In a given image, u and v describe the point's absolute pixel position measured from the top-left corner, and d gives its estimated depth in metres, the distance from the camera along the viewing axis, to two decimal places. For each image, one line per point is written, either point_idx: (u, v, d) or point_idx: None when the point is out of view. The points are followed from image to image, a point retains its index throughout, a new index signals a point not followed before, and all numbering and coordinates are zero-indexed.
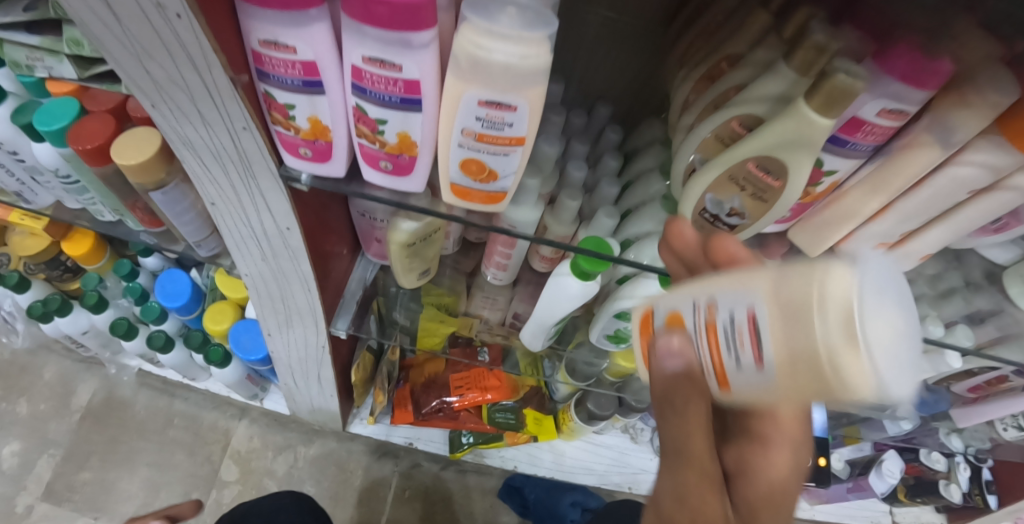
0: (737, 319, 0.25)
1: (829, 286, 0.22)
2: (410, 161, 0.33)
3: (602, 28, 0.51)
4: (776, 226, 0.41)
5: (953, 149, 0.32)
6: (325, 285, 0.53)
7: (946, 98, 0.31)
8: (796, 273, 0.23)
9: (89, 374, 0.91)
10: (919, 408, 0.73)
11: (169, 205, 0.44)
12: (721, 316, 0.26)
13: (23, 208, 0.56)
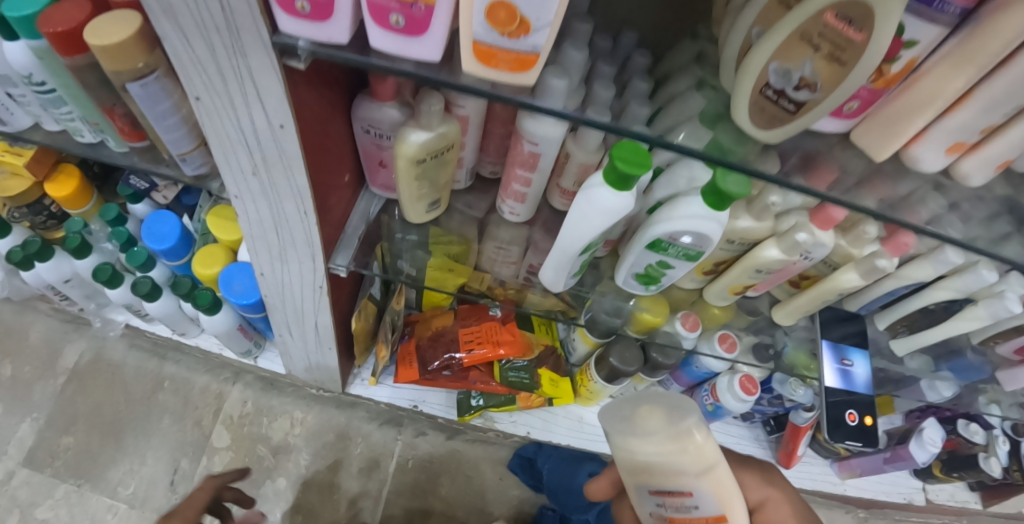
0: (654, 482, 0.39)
1: (613, 443, 0.42)
2: (425, 13, 0.28)
3: None
4: (838, 122, 0.36)
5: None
6: (324, 210, 0.48)
7: None
8: (623, 458, 0.41)
9: (77, 335, 0.86)
10: (959, 375, 0.69)
11: (148, 103, 0.39)
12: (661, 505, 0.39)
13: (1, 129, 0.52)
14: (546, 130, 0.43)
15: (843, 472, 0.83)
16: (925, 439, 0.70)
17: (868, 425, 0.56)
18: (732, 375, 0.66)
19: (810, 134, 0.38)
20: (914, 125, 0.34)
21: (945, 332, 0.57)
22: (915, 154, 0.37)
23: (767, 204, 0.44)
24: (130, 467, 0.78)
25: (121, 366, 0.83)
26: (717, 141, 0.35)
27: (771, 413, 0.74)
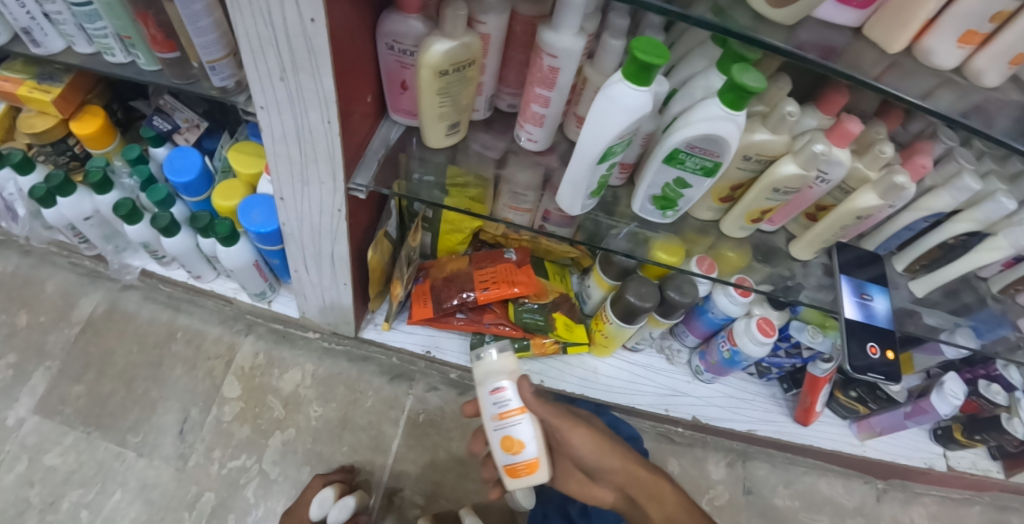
0: (493, 380, 0.54)
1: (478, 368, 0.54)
2: None
3: None
4: (852, 13, 0.38)
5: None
6: (347, 127, 0.49)
7: None
8: (482, 376, 0.54)
9: (93, 287, 0.87)
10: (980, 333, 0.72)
11: (184, 1, 0.41)
12: (502, 401, 0.53)
13: (32, 49, 0.54)
14: (565, 42, 0.44)
15: (862, 433, 0.81)
16: (946, 391, 0.70)
17: (891, 359, 0.54)
18: (749, 317, 0.66)
19: (823, 32, 0.39)
20: (924, 12, 0.36)
21: (967, 265, 0.58)
22: (928, 47, 0.40)
23: (783, 115, 0.45)
24: (141, 414, 0.79)
25: (136, 316, 0.84)
26: (736, 26, 0.36)
27: (786, 366, 0.74)
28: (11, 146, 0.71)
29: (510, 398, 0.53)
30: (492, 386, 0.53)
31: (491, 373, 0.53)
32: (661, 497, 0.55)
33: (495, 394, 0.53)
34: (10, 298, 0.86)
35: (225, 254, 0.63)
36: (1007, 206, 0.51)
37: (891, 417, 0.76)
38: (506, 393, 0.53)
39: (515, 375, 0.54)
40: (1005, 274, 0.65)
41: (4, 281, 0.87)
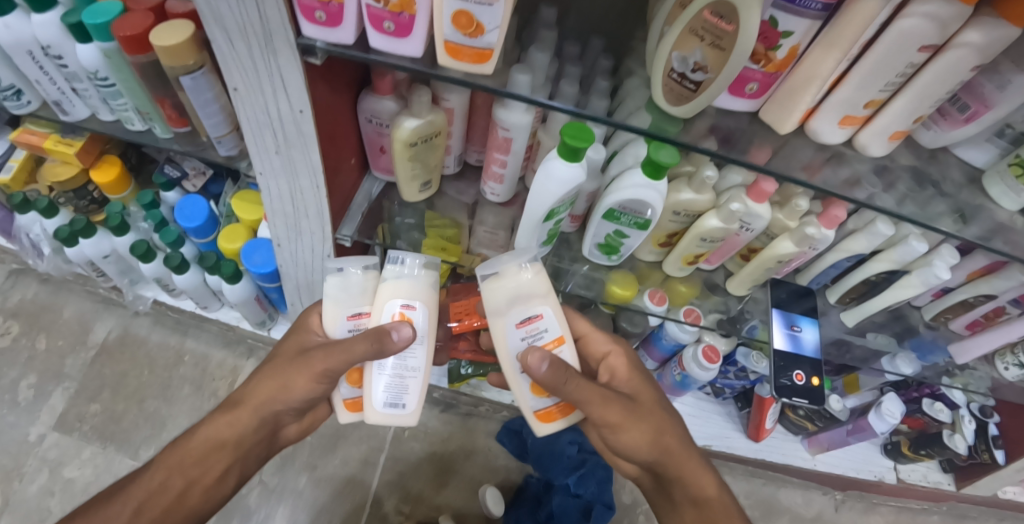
0: (524, 305, 0.50)
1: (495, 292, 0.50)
2: (410, 20, 0.38)
3: None
4: (747, 102, 0.45)
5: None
6: (333, 187, 0.58)
7: None
8: (507, 300, 0.50)
9: (107, 314, 0.95)
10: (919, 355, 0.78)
11: (195, 93, 0.50)
12: (538, 327, 0.50)
13: (61, 117, 0.63)
14: (516, 118, 0.52)
15: (813, 448, 0.88)
16: (883, 411, 0.75)
17: (815, 384, 0.61)
18: (697, 344, 0.73)
19: (725, 117, 0.47)
20: (805, 102, 0.43)
21: (889, 299, 0.64)
22: (815, 127, 0.46)
23: (703, 179, 0.52)
24: (152, 430, 0.87)
25: (147, 340, 0.93)
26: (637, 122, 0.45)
27: (738, 387, 0.81)
28: (35, 189, 0.80)
29: (545, 327, 0.51)
30: (520, 318, 0.50)
31: (523, 298, 0.50)
32: (700, 483, 0.59)
33: (526, 324, 0.50)
34: (31, 323, 0.94)
35: (230, 290, 0.72)
36: (916, 249, 0.58)
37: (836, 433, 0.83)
38: (539, 321, 0.50)
39: (546, 303, 0.51)
40: (937, 303, 0.72)
41: (26, 307, 0.95)
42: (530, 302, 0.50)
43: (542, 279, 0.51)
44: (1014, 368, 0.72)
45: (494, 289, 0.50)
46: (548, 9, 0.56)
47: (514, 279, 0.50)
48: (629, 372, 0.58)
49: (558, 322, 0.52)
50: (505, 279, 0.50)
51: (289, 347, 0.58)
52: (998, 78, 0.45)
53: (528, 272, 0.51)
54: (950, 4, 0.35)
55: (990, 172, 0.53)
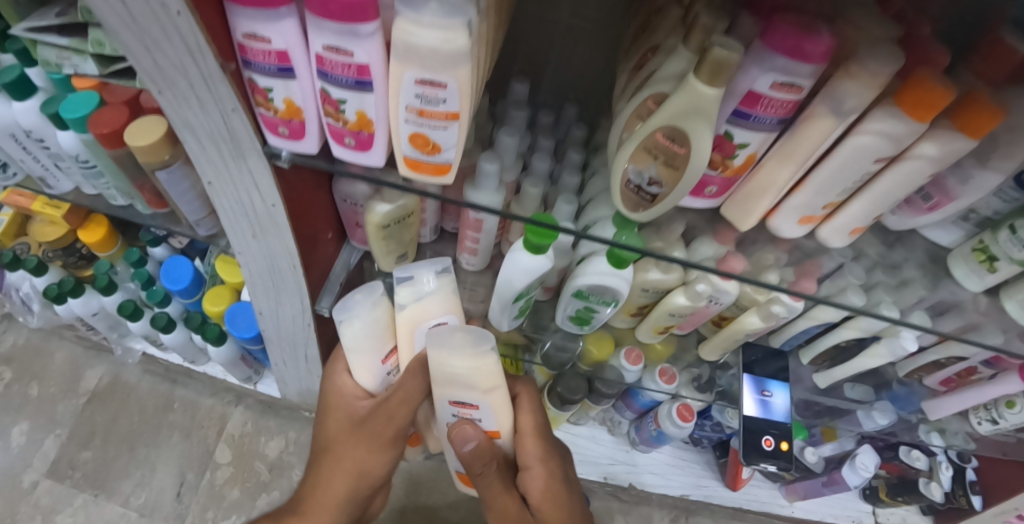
0: (460, 393, 0.50)
1: (433, 370, 0.50)
2: (369, 137, 0.39)
3: (567, 31, 0.58)
4: (708, 201, 0.45)
5: (847, 118, 0.35)
6: (310, 262, 0.59)
7: (837, 73, 0.35)
8: (445, 384, 0.50)
9: (97, 361, 1.08)
10: (895, 404, 0.80)
11: (171, 184, 0.51)
12: (473, 413, 0.53)
13: (46, 192, 0.65)
14: (488, 198, 0.51)
15: (790, 495, 0.91)
16: (857, 465, 0.80)
17: (784, 449, 0.63)
18: (672, 403, 0.76)
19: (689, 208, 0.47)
20: (763, 204, 0.43)
21: (857, 366, 0.66)
22: (776, 225, 0.46)
23: (671, 259, 0.52)
24: (142, 476, 0.98)
25: (137, 388, 1.05)
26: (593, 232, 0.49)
27: (715, 438, 0.84)
28: (22, 244, 0.81)
29: (480, 415, 0.53)
30: (458, 399, 0.51)
31: (453, 384, 0.50)
32: None
33: (459, 406, 0.52)
34: (23, 369, 1.07)
35: (215, 352, 0.77)
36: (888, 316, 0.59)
37: (812, 484, 0.89)
38: (475, 409, 0.52)
39: (484, 398, 0.51)
40: (910, 361, 0.73)
41: (17, 353, 1.08)
42: (468, 390, 0.50)
43: (484, 368, 0.48)
44: (986, 424, 0.78)
45: (435, 369, 0.49)
46: (519, 85, 0.56)
47: (451, 356, 0.48)
48: (551, 501, 0.54)
49: (492, 415, 0.52)
50: (438, 359, 0.48)
51: (336, 423, 0.60)
52: (960, 171, 0.46)
53: (461, 359, 0.48)
54: (903, 123, 0.36)
55: (955, 253, 0.55)
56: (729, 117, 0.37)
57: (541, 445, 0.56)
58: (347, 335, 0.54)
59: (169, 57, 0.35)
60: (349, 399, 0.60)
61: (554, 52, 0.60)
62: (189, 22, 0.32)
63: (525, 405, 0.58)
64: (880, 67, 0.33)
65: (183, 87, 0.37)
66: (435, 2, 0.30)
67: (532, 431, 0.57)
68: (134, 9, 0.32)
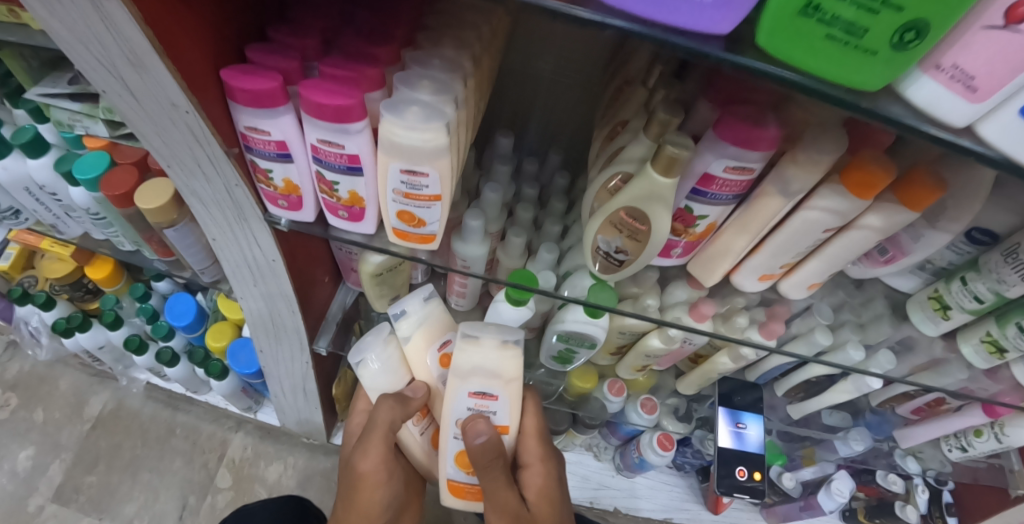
0: (485, 383, 0.51)
1: (460, 358, 0.50)
2: (361, 211, 0.42)
3: (551, 76, 0.56)
4: (675, 259, 0.47)
5: (795, 197, 0.38)
6: (308, 306, 0.63)
7: (785, 157, 0.37)
8: (469, 372, 0.51)
9: (101, 387, 1.16)
10: (870, 430, 0.84)
11: (179, 239, 0.56)
12: (489, 405, 0.52)
13: (57, 236, 0.74)
14: (472, 248, 0.52)
15: (771, 517, 0.96)
16: (833, 490, 0.84)
17: (757, 479, 0.68)
18: (653, 431, 0.81)
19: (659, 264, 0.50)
20: (725, 264, 0.46)
21: (828, 400, 0.70)
22: (739, 281, 0.48)
23: (644, 305, 0.54)
24: (146, 500, 1.05)
25: (140, 414, 1.12)
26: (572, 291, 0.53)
27: (696, 464, 0.89)
28: (29, 275, 0.92)
29: (495, 407, 0.52)
30: (479, 388, 0.51)
31: (479, 371, 0.51)
32: None
33: (477, 398, 0.51)
34: (30, 395, 1.14)
35: (218, 385, 0.85)
36: (855, 357, 0.62)
37: (791, 508, 0.92)
38: (493, 400, 0.52)
39: (505, 388, 0.52)
40: (883, 391, 0.76)
41: (26, 379, 1.16)
42: (489, 381, 0.51)
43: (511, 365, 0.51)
44: (956, 451, 0.82)
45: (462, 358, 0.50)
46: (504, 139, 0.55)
47: (482, 350, 0.50)
48: (544, 499, 0.57)
49: (507, 411, 0.52)
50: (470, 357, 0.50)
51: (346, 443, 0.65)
52: (912, 230, 0.48)
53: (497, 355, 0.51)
54: (846, 200, 0.38)
55: (915, 298, 0.58)
56: (688, 194, 0.39)
57: (539, 447, 0.58)
58: (364, 374, 0.59)
59: (179, 142, 0.38)
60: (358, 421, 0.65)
61: (539, 94, 0.58)
62: (196, 118, 0.35)
63: (530, 408, 0.59)
64: (822, 156, 0.36)
65: (192, 165, 0.41)
66: (415, 109, 0.33)
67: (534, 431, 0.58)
68: (150, 107, 0.35)
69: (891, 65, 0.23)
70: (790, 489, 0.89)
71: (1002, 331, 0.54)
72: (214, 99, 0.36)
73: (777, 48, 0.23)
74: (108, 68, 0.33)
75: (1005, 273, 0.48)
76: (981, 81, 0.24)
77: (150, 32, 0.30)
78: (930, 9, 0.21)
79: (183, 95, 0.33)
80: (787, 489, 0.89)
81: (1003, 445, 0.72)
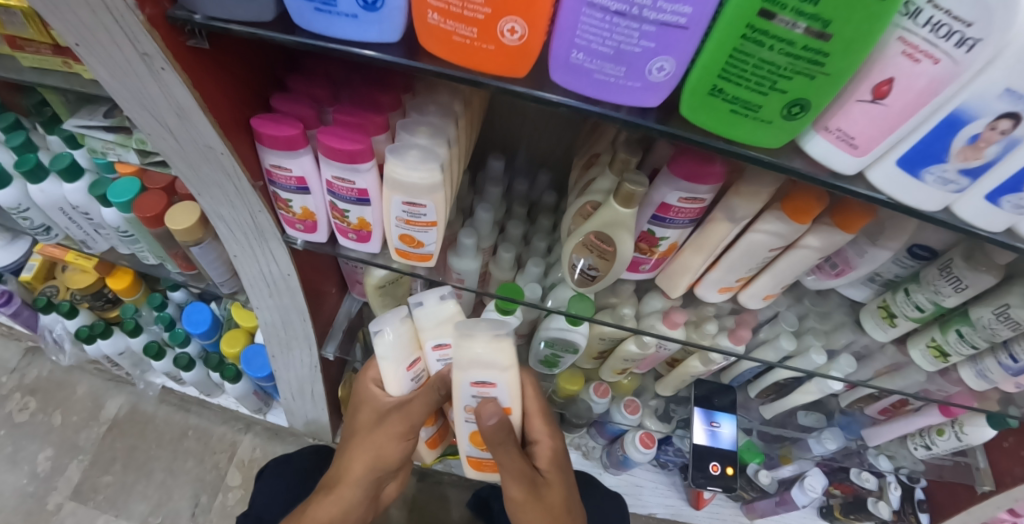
0: (478, 375, 0.53)
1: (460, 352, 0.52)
2: (368, 234, 0.49)
3: (536, 113, 0.62)
4: (645, 273, 0.53)
5: (740, 221, 0.44)
6: (317, 315, 0.69)
7: (731, 190, 0.43)
8: (468, 364, 0.52)
9: (116, 392, 1.22)
10: (843, 431, 0.89)
11: (204, 255, 0.62)
12: (491, 391, 0.54)
13: (85, 251, 0.80)
14: (467, 262, 0.58)
15: (750, 513, 1.03)
16: (806, 486, 0.90)
17: (729, 474, 0.74)
18: (636, 430, 0.87)
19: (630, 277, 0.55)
20: (686, 278, 0.52)
21: (795, 400, 0.76)
22: (701, 293, 0.54)
23: (621, 314, 0.61)
24: (160, 499, 1.11)
25: (154, 417, 1.18)
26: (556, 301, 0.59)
27: (678, 462, 0.97)
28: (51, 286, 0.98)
29: (497, 392, 0.55)
30: (480, 377, 0.53)
31: (478, 364, 0.52)
32: None
33: (479, 387, 0.54)
34: (49, 399, 1.20)
35: (232, 387, 0.91)
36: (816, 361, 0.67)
37: (766, 503, 0.99)
38: (493, 387, 0.54)
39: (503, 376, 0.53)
40: (852, 393, 0.82)
41: (44, 384, 1.22)
42: (485, 372, 0.53)
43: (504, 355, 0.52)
44: (921, 449, 0.87)
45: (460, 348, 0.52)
46: (495, 163, 0.59)
47: (477, 343, 0.51)
48: (552, 462, 0.62)
49: (509, 392, 0.55)
50: (469, 352, 0.52)
51: (363, 416, 0.62)
52: (856, 247, 0.51)
53: (488, 346, 0.51)
54: (785, 224, 0.43)
55: (868, 307, 0.62)
56: (649, 220, 0.45)
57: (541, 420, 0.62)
58: (381, 356, 0.57)
59: (212, 177, 0.44)
60: (375, 394, 0.62)
61: (525, 128, 0.64)
62: (229, 158, 0.41)
63: (531, 388, 0.62)
64: (759, 188, 0.41)
65: (222, 195, 0.47)
66: (414, 153, 0.40)
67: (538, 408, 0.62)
68: (189, 148, 0.40)
69: (785, 130, 0.28)
70: (766, 485, 0.94)
71: (944, 336, 0.60)
72: (244, 141, 0.41)
73: (694, 116, 0.29)
74: (156, 116, 0.38)
75: (941, 285, 0.52)
76: (861, 141, 0.28)
77: (196, 92, 0.35)
78: (811, 92, 0.26)
79: (220, 140, 0.38)
80: (764, 486, 0.95)
81: (963, 443, 0.79)
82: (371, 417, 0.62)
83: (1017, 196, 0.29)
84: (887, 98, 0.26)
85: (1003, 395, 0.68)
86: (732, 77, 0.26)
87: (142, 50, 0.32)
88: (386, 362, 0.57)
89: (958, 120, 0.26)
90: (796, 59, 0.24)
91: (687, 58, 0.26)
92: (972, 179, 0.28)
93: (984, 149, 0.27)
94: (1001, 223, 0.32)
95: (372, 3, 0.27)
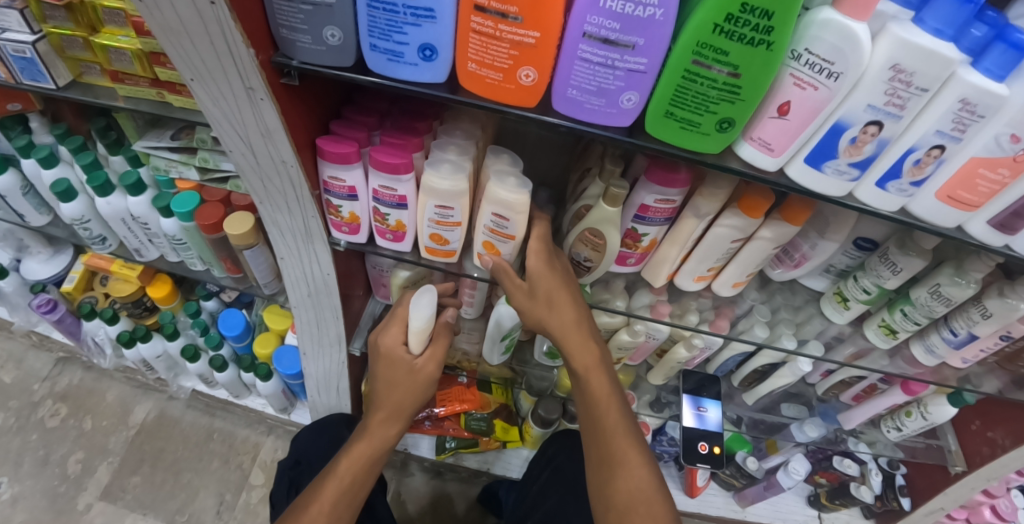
0: (500, 210, 0.53)
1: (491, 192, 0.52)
2: (402, 234, 0.59)
3: (537, 139, 0.72)
4: (631, 267, 0.63)
5: (705, 217, 0.54)
6: (347, 313, 0.79)
7: (699, 190, 0.53)
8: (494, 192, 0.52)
9: (143, 399, 1.29)
10: (824, 420, 0.97)
11: (254, 258, 0.74)
12: (491, 223, 0.55)
13: (137, 258, 0.90)
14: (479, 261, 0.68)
15: (742, 502, 1.13)
16: (790, 469, 0.97)
17: (717, 452, 0.78)
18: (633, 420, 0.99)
19: (620, 272, 0.65)
20: (667, 267, 0.62)
21: (773, 385, 0.85)
22: (679, 282, 0.65)
23: (614, 305, 0.70)
24: (185, 498, 1.18)
25: (181, 420, 1.26)
26: None
27: (673, 452, 1.10)
28: (92, 295, 1.07)
29: (507, 228, 0.55)
30: (494, 210, 0.54)
31: (502, 202, 0.52)
32: (628, 466, 0.57)
33: (497, 219, 0.54)
34: (79, 405, 1.28)
35: (264, 385, 1.02)
36: (787, 346, 0.73)
37: (757, 489, 1.09)
38: (503, 221, 0.54)
39: (522, 212, 0.53)
40: (825, 381, 0.92)
41: (75, 391, 1.29)
42: (505, 210, 0.53)
43: (524, 197, 0.52)
44: (893, 431, 0.95)
45: (500, 176, 0.52)
46: None
47: (507, 185, 0.52)
48: (545, 272, 0.56)
49: (521, 224, 0.54)
50: (495, 191, 0.52)
51: (396, 373, 0.64)
52: (809, 240, 0.60)
53: (512, 190, 0.52)
54: (742, 219, 0.54)
55: (826, 296, 0.72)
56: (632, 218, 0.55)
57: (542, 244, 0.56)
58: (411, 330, 0.62)
59: (278, 187, 0.53)
60: (398, 354, 0.64)
61: (527, 152, 0.74)
62: (297, 170, 0.51)
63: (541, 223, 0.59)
64: (715, 188, 0.52)
65: (281, 202, 0.56)
66: (445, 166, 0.51)
67: (538, 235, 0.57)
68: (265, 163, 0.50)
69: (722, 141, 0.39)
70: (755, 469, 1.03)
71: (892, 315, 0.68)
72: (308, 157, 0.52)
73: (657, 132, 0.40)
74: (243, 137, 0.47)
75: (882, 270, 0.61)
76: (777, 145, 0.39)
77: (283, 117, 0.45)
78: (735, 112, 0.37)
79: (294, 155, 0.49)
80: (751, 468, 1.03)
81: (928, 422, 0.87)
82: (406, 374, 0.64)
83: (899, 182, 0.40)
84: (789, 115, 0.37)
85: (958, 373, 0.76)
86: (682, 102, 0.37)
87: (249, 84, 0.42)
88: (414, 334, 0.62)
89: (840, 127, 0.36)
90: (723, 89, 0.35)
91: (647, 91, 0.37)
92: (860, 170, 0.39)
93: (863, 147, 0.37)
94: (895, 204, 0.42)
95: (428, 56, 0.38)
